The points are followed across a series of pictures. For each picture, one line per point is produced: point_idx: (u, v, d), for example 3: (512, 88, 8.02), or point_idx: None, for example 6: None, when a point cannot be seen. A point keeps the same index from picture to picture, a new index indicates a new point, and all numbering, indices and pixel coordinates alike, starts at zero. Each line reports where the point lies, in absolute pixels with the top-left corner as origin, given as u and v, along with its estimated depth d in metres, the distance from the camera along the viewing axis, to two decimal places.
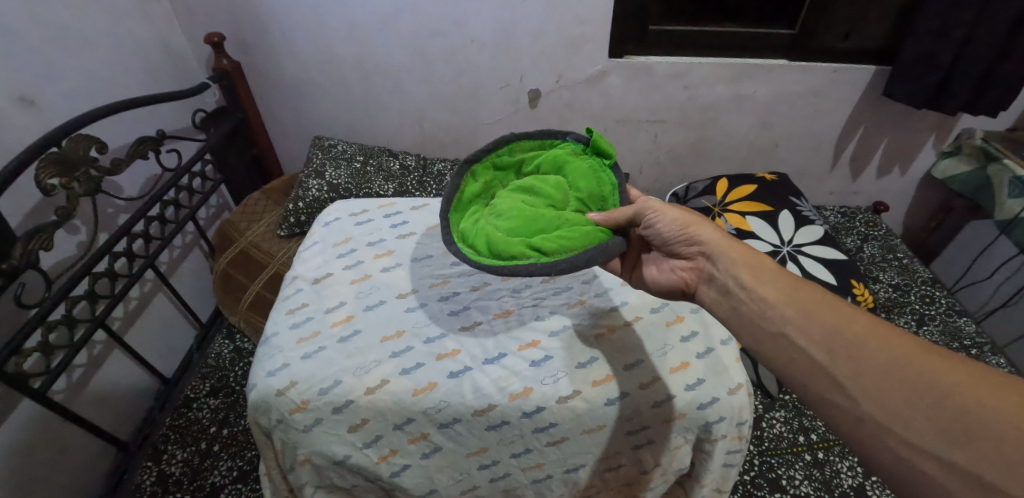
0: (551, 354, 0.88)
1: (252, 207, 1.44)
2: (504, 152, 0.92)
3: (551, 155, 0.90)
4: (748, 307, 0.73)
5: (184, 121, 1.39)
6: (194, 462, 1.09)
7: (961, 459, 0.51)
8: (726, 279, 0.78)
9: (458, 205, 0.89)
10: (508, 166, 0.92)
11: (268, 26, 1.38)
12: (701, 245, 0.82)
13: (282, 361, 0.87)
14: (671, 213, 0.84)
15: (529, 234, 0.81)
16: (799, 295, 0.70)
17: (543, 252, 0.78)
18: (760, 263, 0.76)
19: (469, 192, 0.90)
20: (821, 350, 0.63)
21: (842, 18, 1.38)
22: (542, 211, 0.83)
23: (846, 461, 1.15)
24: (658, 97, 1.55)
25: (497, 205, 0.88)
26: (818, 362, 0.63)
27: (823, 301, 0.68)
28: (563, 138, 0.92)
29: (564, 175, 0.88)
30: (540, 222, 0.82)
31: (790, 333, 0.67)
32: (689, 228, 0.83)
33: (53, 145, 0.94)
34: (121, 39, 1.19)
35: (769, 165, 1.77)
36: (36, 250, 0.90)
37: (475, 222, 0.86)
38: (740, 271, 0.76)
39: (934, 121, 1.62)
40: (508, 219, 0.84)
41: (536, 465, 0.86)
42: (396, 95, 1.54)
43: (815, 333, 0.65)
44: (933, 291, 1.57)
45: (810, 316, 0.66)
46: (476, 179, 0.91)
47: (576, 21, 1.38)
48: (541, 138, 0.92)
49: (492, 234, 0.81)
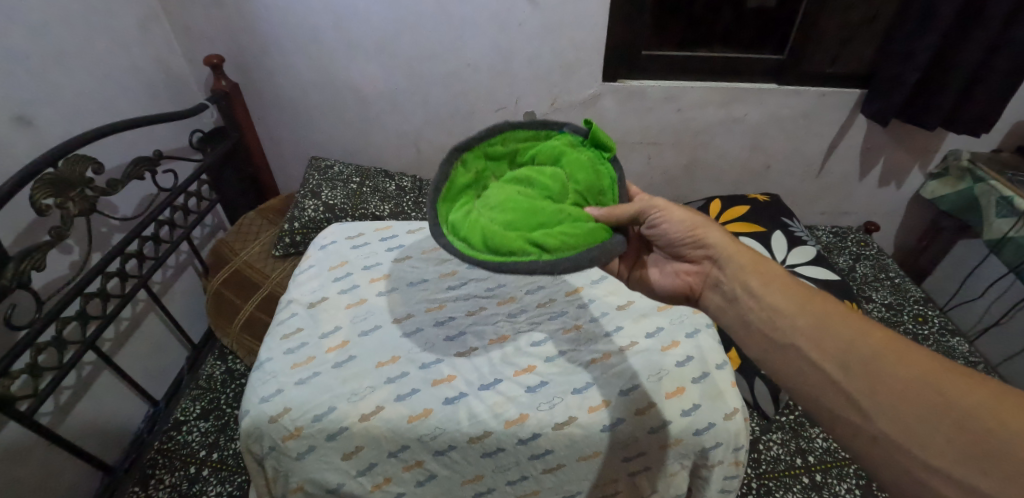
0: (546, 380, 0.88)
1: (247, 228, 1.44)
2: (497, 141, 0.89)
3: (548, 147, 0.88)
4: (758, 315, 0.73)
5: (181, 141, 1.40)
6: (182, 487, 1.07)
7: (982, 484, 0.51)
8: (732, 284, 0.79)
9: (447, 195, 0.87)
10: (500, 157, 0.90)
11: (267, 48, 1.40)
12: (708, 249, 0.83)
13: (276, 386, 0.86)
14: (678, 216, 0.85)
15: (529, 229, 0.80)
16: (814, 307, 0.69)
17: (542, 247, 0.78)
18: (768, 271, 0.76)
19: (461, 181, 0.87)
20: (834, 363, 0.63)
21: (828, 45, 1.42)
22: (540, 204, 0.83)
23: (844, 483, 1.15)
24: (651, 120, 1.58)
25: (490, 197, 0.86)
26: (828, 375, 0.63)
27: (835, 312, 0.67)
28: (559, 128, 0.90)
29: (561, 167, 0.87)
30: (538, 217, 0.81)
31: (799, 347, 0.67)
32: (697, 231, 0.84)
33: (49, 166, 0.94)
34: (120, 60, 1.20)
35: (760, 187, 1.80)
36: (28, 270, 0.89)
37: (467, 215, 0.85)
38: (746, 278, 0.77)
39: (922, 142, 1.65)
40: (503, 212, 0.82)
41: (531, 493, 0.84)
42: (395, 117, 1.56)
43: (827, 347, 0.64)
44: (926, 310, 1.59)
45: (823, 329, 0.66)
46: (468, 167, 0.88)
47: (571, 46, 1.41)
48: (536, 127, 0.90)
49: (488, 229, 0.80)
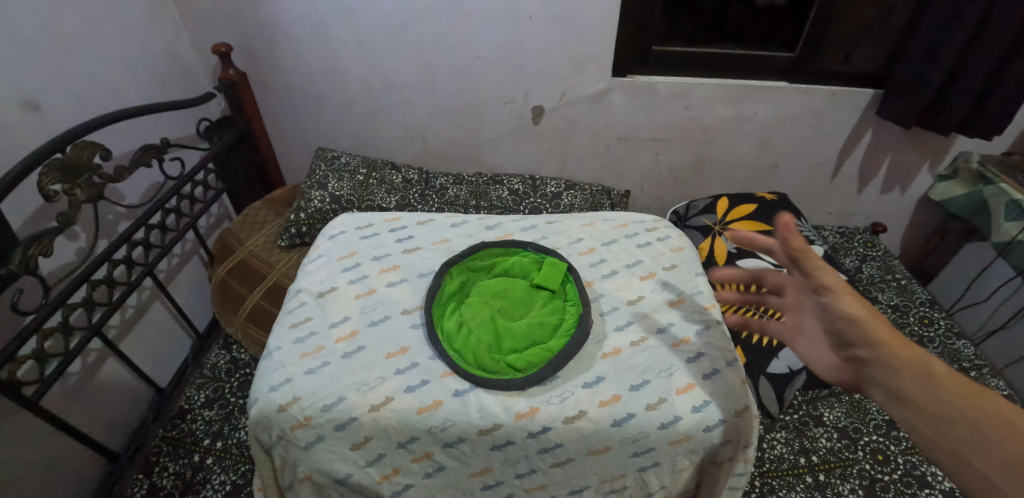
0: (556, 373, 0.87)
1: (253, 218, 1.44)
2: (477, 257, 1.06)
3: (515, 278, 1.03)
4: (911, 417, 0.57)
5: (188, 130, 1.40)
6: (187, 475, 1.07)
7: None
8: (880, 380, 0.61)
9: (440, 297, 0.99)
10: (481, 268, 1.05)
11: (275, 38, 1.39)
12: (863, 341, 0.65)
13: (285, 375, 0.86)
14: (841, 303, 0.70)
15: (503, 350, 0.91)
16: (974, 401, 0.55)
17: (514, 364, 0.87)
18: (928, 370, 0.59)
19: (449, 288, 1.00)
20: (1003, 472, 0.49)
21: (840, 43, 1.41)
22: (508, 325, 0.94)
23: (847, 483, 1.16)
24: (660, 116, 1.57)
25: (472, 308, 0.97)
26: (996, 488, 0.49)
27: (997, 412, 0.53)
28: (524, 247, 1.08)
29: (531, 298, 1.00)
30: (511, 340, 0.92)
31: (959, 449, 0.53)
32: (859, 324, 0.67)
33: (57, 151, 0.94)
34: (129, 47, 1.20)
35: (768, 185, 1.79)
36: (35, 256, 0.89)
37: (455, 319, 0.95)
38: (899, 373, 0.59)
39: (932, 143, 1.64)
40: (482, 328, 0.94)
41: (540, 486, 0.86)
42: (402, 109, 1.55)
43: (990, 452, 0.51)
44: (931, 312, 1.58)
45: (984, 433, 0.52)
46: (453, 278, 1.02)
47: (581, 40, 1.40)
48: (505, 246, 1.08)
49: (474, 344, 0.90)
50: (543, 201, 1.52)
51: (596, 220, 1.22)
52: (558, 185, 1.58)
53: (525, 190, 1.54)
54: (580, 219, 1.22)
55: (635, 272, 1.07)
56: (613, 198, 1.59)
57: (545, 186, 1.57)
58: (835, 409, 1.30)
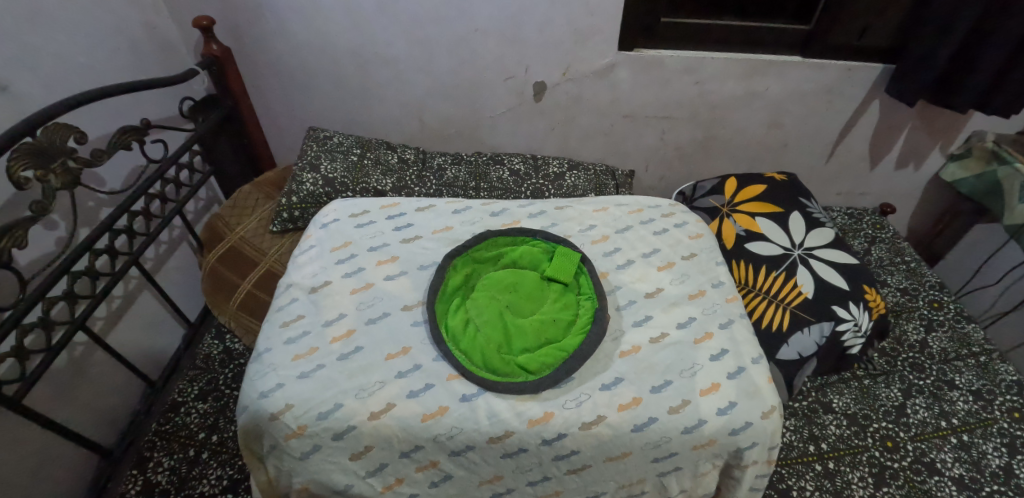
0: (571, 375, 0.83)
1: (242, 201, 1.38)
2: (482, 247, 1.00)
3: (523, 271, 0.98)
4: None
5: (170, 110, 1.32)
6: (182, 470, 1.03)
7: None
8: None
9: (444, 294, 0.93)
10: (486, 260, 0.99)
11: (259, 11, 1.31)
12: None
13: (276, 380, 0.81)
14: None
15: (512, 351, 0.87)
16: None
17: (526, 366, 0.83)
18: None
19: (453, 282, 0.95)
20: None
21: (859, 15, 1.34)
22: (518, 322, 0.90)
23: (858, 471, 1.13)
24: (667, 93, 1.50)
25: (478, 303, 0.93)
26: None
27: None
28: (533, 236, 1.03)
29: (543, 293, 0.95)
30: (521, 338, 0.88)
31: None
32: None
33: (26, 134, 0.86)
34: (102, 21, 1.11)
35: (777, 164, 1.73)
36: (8, 248, 0.82)
37: (462, 317, 0.90)
38: None
39: (947, 121, 1.58)
40: (489, 325, 0.89)
41: (553, 493, 0.83)
42: (397, 86, 1.47)
43: None
44: (941, 296, 1.55)
45: None
46: (458, 271, 0.97)
47: (586, 12, 1.32)
48: (514, 235, 1.02)
49: (482, 344, 0.86)
50: (545, 183, 1.46)
51: (608, 205, 1.17)
52: (561, 165, 1.51)
53: (527, 170, 1.48)
54: (592, 204, 1.16)
55: (652, 262, 1.03)
56: (617, 178, 1.53)
57: (548, 166, 1.51)
58: (845, 396, 1.27)
